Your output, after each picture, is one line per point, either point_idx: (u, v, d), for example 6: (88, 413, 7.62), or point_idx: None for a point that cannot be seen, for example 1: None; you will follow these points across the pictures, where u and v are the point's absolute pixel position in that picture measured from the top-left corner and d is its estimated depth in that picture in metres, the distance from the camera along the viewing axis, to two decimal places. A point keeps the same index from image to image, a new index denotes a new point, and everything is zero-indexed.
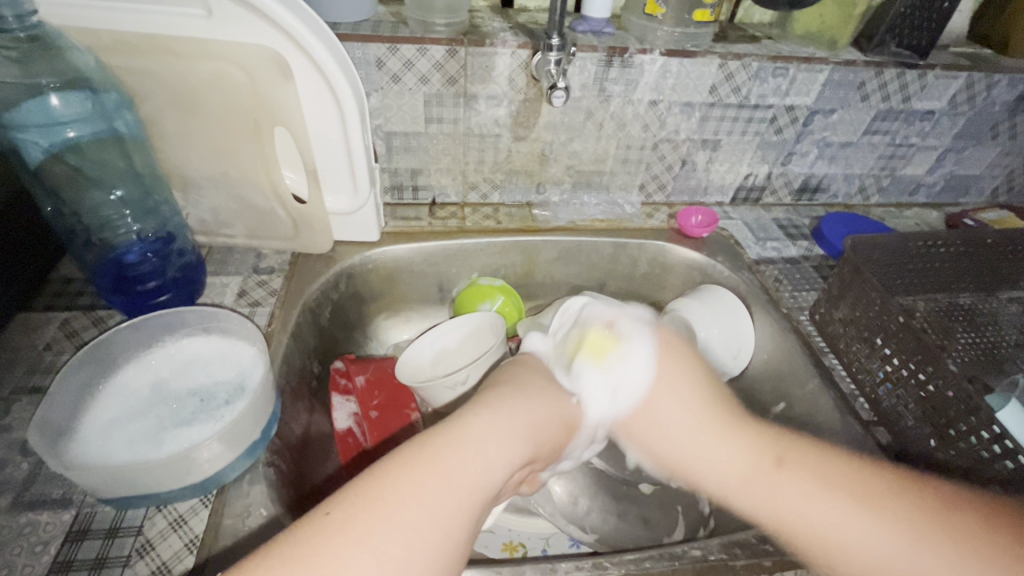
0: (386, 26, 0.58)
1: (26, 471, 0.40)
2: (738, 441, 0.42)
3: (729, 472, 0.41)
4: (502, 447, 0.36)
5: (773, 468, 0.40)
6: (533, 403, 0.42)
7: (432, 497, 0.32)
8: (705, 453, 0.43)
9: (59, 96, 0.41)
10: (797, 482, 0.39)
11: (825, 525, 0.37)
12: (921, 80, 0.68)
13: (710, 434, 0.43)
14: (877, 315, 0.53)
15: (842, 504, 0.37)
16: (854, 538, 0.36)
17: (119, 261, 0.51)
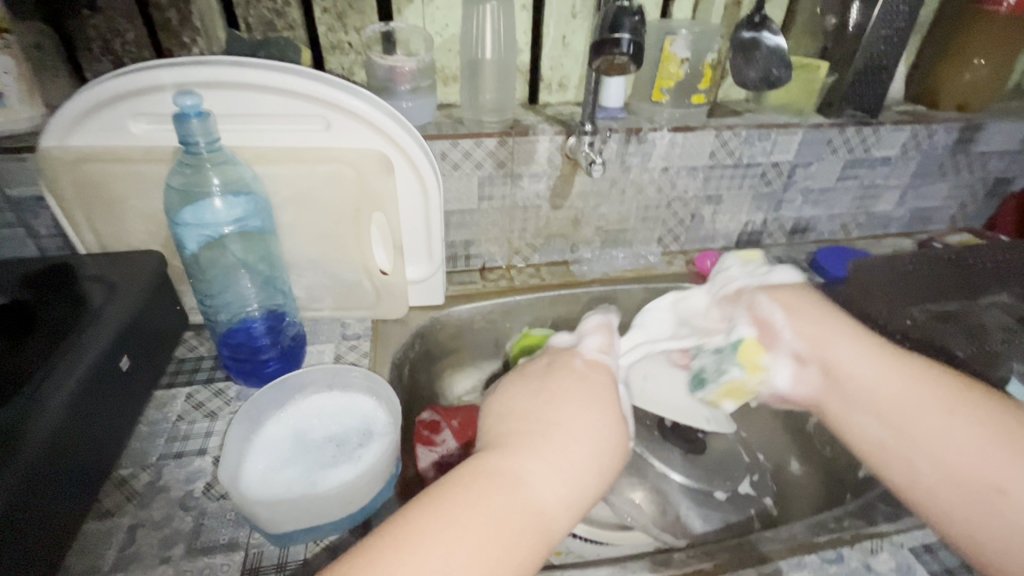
0: (446, 126, 0.71)
1: (191, 523, 0.45)
2: (886, 363, 0.44)
3: (856, 383, 0.44)
4: (546, 479, 0.35)
5: (893, 376, 0.43)
6: (582, 442, 0.38)
7: (514, 502, 0.34)
8: (834, 352, 0.45)
9: (224, 201, 0.51)
10: (917, 384, 0.42)
11: (932, 426, 0.40)
12: (876, 134, 0.83)
13: (868, 351, 0.45)
14: (891, 323, 0.66)
15: (956, 416, 0.39)
16: (968, 447, 0.38)
17: (244, 334, 0.57)
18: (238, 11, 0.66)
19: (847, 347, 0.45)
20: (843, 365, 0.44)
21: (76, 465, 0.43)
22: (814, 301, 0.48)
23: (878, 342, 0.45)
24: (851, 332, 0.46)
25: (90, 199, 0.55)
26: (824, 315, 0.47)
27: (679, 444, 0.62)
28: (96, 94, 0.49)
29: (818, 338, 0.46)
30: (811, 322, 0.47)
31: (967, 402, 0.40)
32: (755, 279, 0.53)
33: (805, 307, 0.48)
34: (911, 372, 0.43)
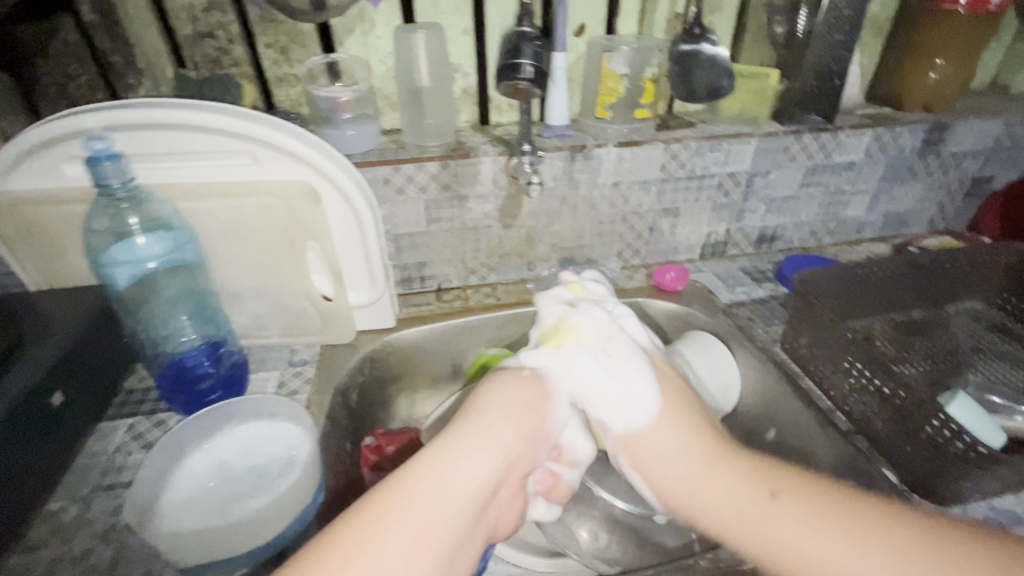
0: (389, 151, 0.71)
1: (109, 556, 0.46)
2: (733, 474, 0.46)
3: (725, 521, 0.45)
4: (486, 456, 0.42)
5: (739, 482, 0.46)
6: (509, 420, 0.45)
7: (461, 482, 0.40)
8: (704, 502, 0.46)
9: (145, 238, 0.55)
10: (795, 516, 0.43)
11: (802, 551, 0.41)
12: (835, 139, 0.81)
13: (703, 463, 0.47)
14: (832, 334, 0.62)
15: (835, 539, 0.41)
16: (830, 559, 0.40)
17: (179, 365, 0.60)
18: (184, 50, 0.68)
19: (716, 483, 0.46)
20: (711, 506, 0.46)
21: (7, 500, 0.45)
22: (675, 412, 0.51)
23: (740, 466, 0.47)
24: (691, 438, 0.49)
25: (32, 238, 0.57)
26: (684, 434, 0.49)
27: (623, 465, 0.62)
28: (22, 142, 0.51)
29: (683, 497, 0.48)
30: (677, 459, 0.48)
31: (830, 513, 0.42)
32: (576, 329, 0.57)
33: (669, 427, 0.50)
34: (785, 498, 0.44)
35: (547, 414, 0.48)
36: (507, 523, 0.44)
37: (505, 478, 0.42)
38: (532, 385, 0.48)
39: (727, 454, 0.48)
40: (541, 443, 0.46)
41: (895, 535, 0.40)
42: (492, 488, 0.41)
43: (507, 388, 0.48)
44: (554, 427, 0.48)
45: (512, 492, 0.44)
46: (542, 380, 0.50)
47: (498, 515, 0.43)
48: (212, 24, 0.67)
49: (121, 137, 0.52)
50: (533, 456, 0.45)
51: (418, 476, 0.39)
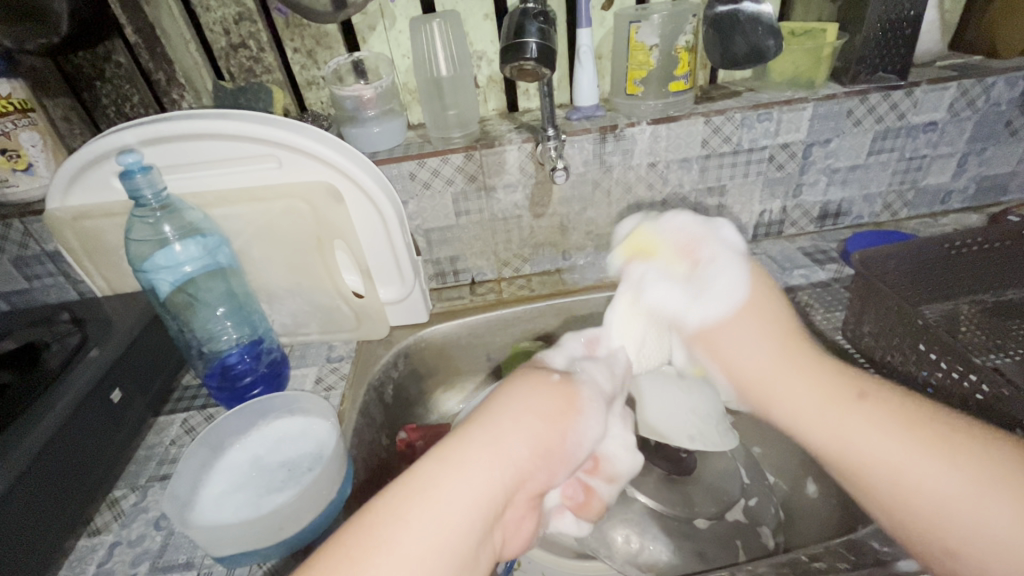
0: (415, 146, 0.71)
1: (159, 542, 0.50)
2: (813, 376, 0.40)
3: (803, 414, 0.39)
4: (480, 485, 0.35)
5: (790, 364, 0.40)
6: (518, 427, 0.38)
7: (445, 516, 0.34)
8: (777, 393, 0.40)
9: (180, 244, 0.58)
10: (869, 418, 0.38)
11: (888, 457, 0.37)
12: (909, 97, 0.71)
13: (785, 360, 0.40)
14: (898, 322, 0.55)
15: (899, 442, 0.37)
16: (919, 470, 0.36)
17: (223, 363, 0.63)
18: (220, 62, 0.71)
19: (796, 384, 0.40)
20: (793, 407, 0.39)
21: (85, 487, 0.50)
22: (752, 320, 0.42)
23: (822, 367, 0.40)
24: (766, 333, 0.41)
25: (92, 249, 0.63)
26: (760, 336, 0.41)
27: (662, 464, 0.60)
28: (75, 162, 0.56)
29: (756, 378, 0.41)
30: (761, 360, 0.40)
31: (872, 390, 0.39)
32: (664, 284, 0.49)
33: (754, 328, 0.41)
34: (873, 404, 0.38)
35: (573, 426, 0.40)
36: (519, 541, 0.40)
37: (512, 496, 0.37)
38: (556, 390, 0.41)
39: (812, 358, 0.41)
40: (564, 463, 0.39)
41: (906, 413, 0.38)
42: (492, 510, 0.35)
43: (523, 395, 0.40)
44: (584, 441, 0.40)
45: (522, 509, 0.39)
46: (572, 387, 0.42)
47: (505, 534, 0.38)
48: (243, 35, 0.69)
49: (159, 149, 0.56)
50: (550, 473, 0.39)
51: (412, 504, 0.34)
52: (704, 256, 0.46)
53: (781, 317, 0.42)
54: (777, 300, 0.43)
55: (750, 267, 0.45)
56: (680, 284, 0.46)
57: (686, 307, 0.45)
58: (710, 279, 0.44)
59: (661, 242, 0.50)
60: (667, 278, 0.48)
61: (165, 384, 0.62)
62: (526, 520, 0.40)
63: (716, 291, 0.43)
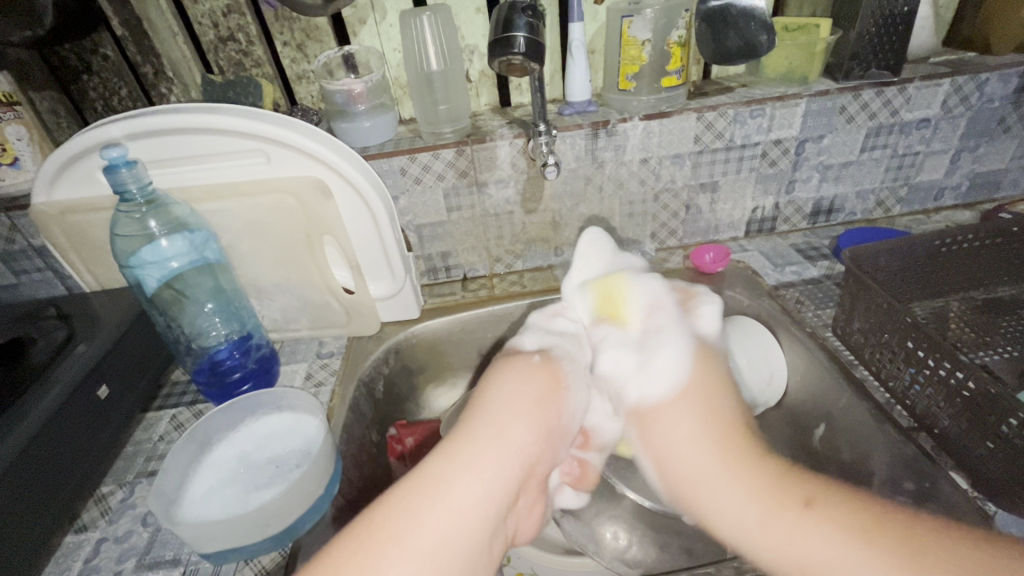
0: (406, 141, 0.71)
1: (146, 539, 0.49)
2: (750, 477, 0.42)
3: (746, 528, 0.41)
4: (489, 479, 0.36)
5: (721, 472, 0.42)
6: (514, 419, 0.39)
7: (455, 509, 0.34)
8: (716, 491, 0.42)
9: (167, 240, 0.58)
10: (819, 536, 0.38)
11: (832, 570, 0.37)
12: (903, 94, 0.71)
13: (726, 465, 0.42)
14: (887, 319, 0.55)
15: (846, 552, 0.37)
16: (843, 565, 0.37)
17: (212, 359, 0.63)
18: (210, 56, 0.71)
19: (721, 488, 0.42)
20: (728, 511, 0.41)
21: (71, 484, 0.49)
22: (689, 406, 0.46)
23: (762, 471, 0.42)
24: (703, 436, 0.44)
25: (79, 244, 0.62)
26: (693, 421, 0.45)
27: None
28: (60, 156, 0.55)
29: (694, 485, 0.43)
30: (697, 472, 0.43)
31: (815, 492, 0.40)
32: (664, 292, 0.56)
33: (684, 409, 0.46)
34: (819, 518, 0.39)
35: (563, 405, 0.42)
36: (530, 528, 0.41)
37: (523, 484, 0.38)
38: (544, 374, 0.43)
39: (748, 451, 0.43)
40: (560, 439, 0.42)
41: (842, 519, 0.38)
42: (504, 498, 0.36)
43: (513, 381, 0.42)
44: (573, 416, 0.43)
45: (532, 498, 0.40)
46: (551, 367, 0.45)
47: (517, 522, 0.39)
48: (232, 28, 0.68)
49: (145, 143, 0.56)
50: (551, 453, 0.41)
51: (421, 499, 0.34)
52: (658, 326, 0.53)
53: (722, 416, 0.45)
54: (721, 390, 0.47)
55: (694, 358, 0.50)
56: (633, 348, 0.52)
57: (631, 380, 0.50)
58: (659, 341, 0.51)
59: (630, 301, 0.55)
60: (653, 279, 0.57)
61: (153, 380, 0.62)
62: (533, 510, 0.41)
63: (659, 367, 0.49)
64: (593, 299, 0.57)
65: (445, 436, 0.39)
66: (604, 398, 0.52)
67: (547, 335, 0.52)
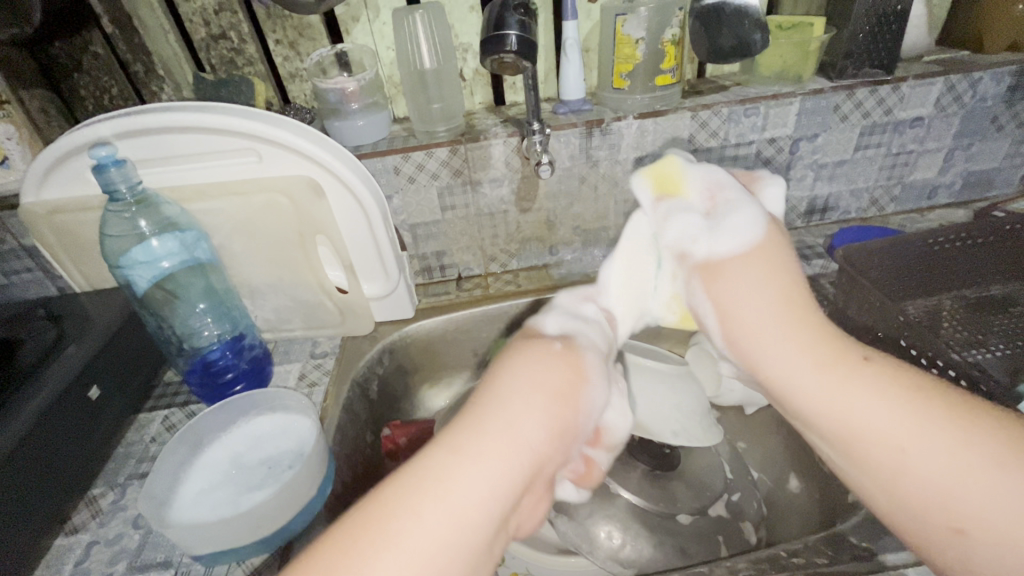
0: (399, 140, 0.70)
1: (137, 541, 0.49)
2: (811, 330, 0.41)
3: (801, 383, 0.40)
4: (496, 477, 0.34)
5: (795, 338, 0.41)
6: (528, 411, 0.37)
7: (459, 509, 0.32)
8: (774, 342, 0.41)
9: (157, 240, 0.57)
10: (872, 381, 0.39)
11: (855, 405, 0.38)
12: (896, 92, 0.71)
13: (782, 322, 0.41)
14: (880, 317, 0.55)
15: (899, 410, 0.38)
16: (881, 425, 0.38)
17: (204, 359, 0.62)
18: (202, 54, 0.70)
19: (787, 339, 0.41)
20: (785, 368, 0.41)
21: (60, 486, 0.49)
22: (757, 267, 0.44)
23: (822, 334, 0.41)
24: (785, 320, 0.41)
25: (69, 244, 0.62)
26: (761, 278, 0.43)
27: (646, 461, 0.60)
28: (49, 155, 0.55)
29: (756, 332, 0.42)
30: (759, 318, 0.42)
31: (880, 355, 0.40)
32: (703, 223, 0.48)
33: (750, 269, 0.44)
34: (878, 368, 0.39)
35: (584, 399, 0.40)
36: (531, 524, 0.39)
37: (531, 482, 0.36)
38: (562, 362, 0.41)
39: (807, 314, 0.42)
40: (574, 437, 0.39)
41: (896, 387, 0.38)
42: (511, 498, 0.34)
43: (532, 368, 0.39)
44: (590, 413, 0.41)
45: (538, 496, 0.38)
46: (574, 355, 0.42)
47: (519, 519, 0.38)
48: (224, 25, 0.68)
49: (136, 142, 0.55)
50: (562, 453, 0.39)
51: (422, 496, 0.32)
52: (722, 200, 0.49)
53: (782, 278, 0.43)
54: (790, 254, 0.45)
55: (769, 220, 0.47)
56: (699, 215, 0.49)
57: (699, 240, 0.48)
58: (726, 217, 0.47)
59: (686, 183, 0.52)
60: (686, 210, 0.50)
61: (144, 381, 0.61)
62: (537, 505, 0.39)
63: (733, 228, 0.46)
64: (649, 184, 0.53)
65: (450, 427, 0.36)
66: (664, 255, 0.51)
67: (572, 319, 0.48)
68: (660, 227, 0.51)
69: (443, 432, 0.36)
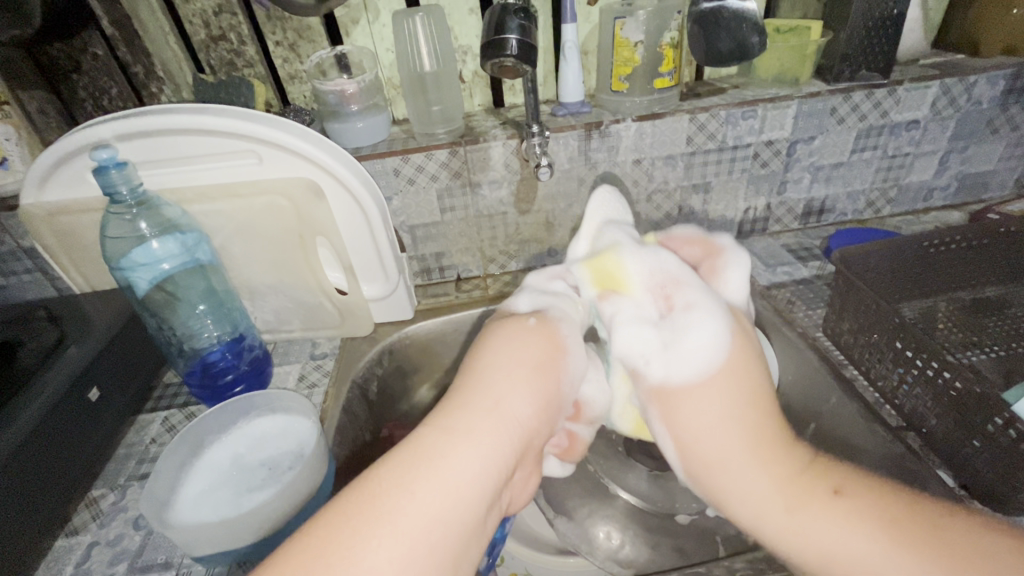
0: (399, 142, 0.71)
1: (138, 542, 0.49)
2: (777, 469, 0.39)
3: (762, 511, 0.39)
4: (486, 452, 0.35)
5: (759, 467, 0.39)
6: (512, 388, 0.39)
7: (454, 483, 0.34)
8: (736, 474, 0.39)
9: (158, 241, 0.57)
10: (831, 522, 0.37)
11: (833, 548, 0.37)
12: (892, 96, 0.71)
13: (744, 454, 0.39)
14: (876, 319, 0.56)
15: (863, 539, 0.36)
16: (862, 554, 0.36)
17: (204, 360, 0.62)
18: (201, 55, 0.71)
19: (754, 473, 0.39)
20: (744, 492, 0.39)
21: (61, 487, 0.49)
22: (722, 402, 0.40)
23: (791, 464, 0.39)
24: (750, 451, 0.39)
25: (70, 246, 0.62)
26: (727, 412, 0.40)
27: (645, 461, 0.61)
28: (48, 157, 0.55)
29: (712, 464, 0.40)
30: (722, 441, 0.39)
31: (849, 486, 0.38)
32: (659, 354, 0.44)
33: (724, 426, 0.40)
34: (844, 506, 0.37)
35: (560, 373, 0.42)
36: (522, 500, 0.41)
37: (520, 455, 0.38)
38: (538, 338, 0.43)
39: (775, 434, 0.40)
40: (557, 409, 0.42)
41: (852, 505, 0.37)
42: (503, 471, 0.36)
43: (510, 345, 0.42)
44: (570, 383, 0.44)
45: (527, 469, 0.40)
46: (549, 329, 0.45)
47: (511, 495, 0.39)
48: (224, 27, 0.68)
49: (136, 143, 0.55)
50: (547, 426, 0.41)
51: (417, 474, 0.33)
52: (680, 302, 0.46)
53: (751, 413, 0.40)
54: (754, 360, 0.43)
55: (729, 313, 0.45)
56: (655, 323, 0.47)
57: (651, 359, 0.45)
58: (683, 321, 0.44)
59: (628, 276, 0.50)
60: (638, 319, 0.47)
61: (143, 382, 0.61)
62: (525, 479, 0.41)
63: (690, 341, 0.43)
64: (591, 279, 0.52)
65: (436, 409, 0.38)
66: (616, 362, 0.49)
67: (541, 294, 0.51)
68: (613, 339, 0.48)
69: (434, 414, 0.37)
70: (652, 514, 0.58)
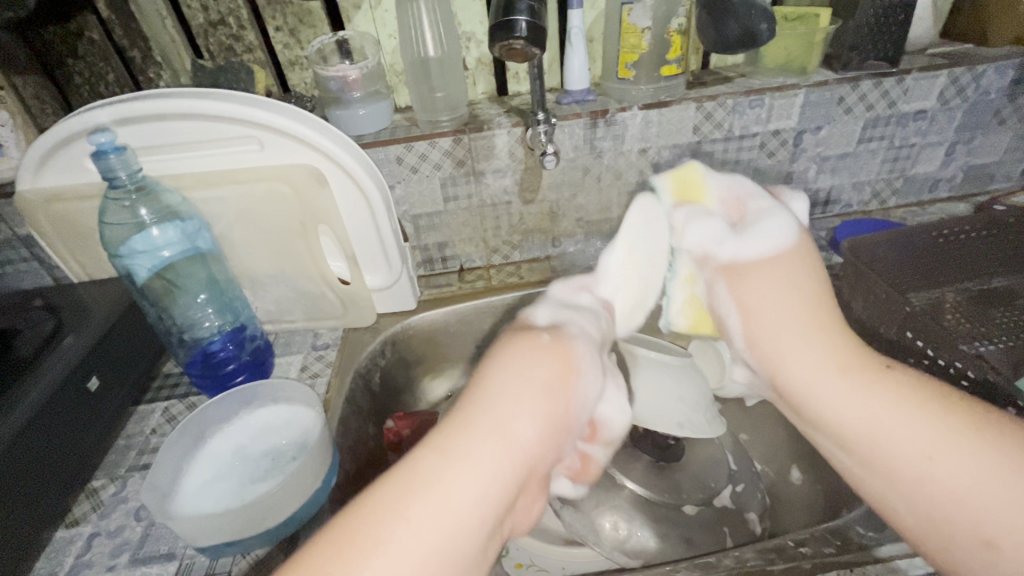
0: (402, 130, 0.70)
1: (139, 533, 0.49)
2: (839, 345, 0.43)
3: (847, 413, 0.41)
4: (485, 480, 0.35)
5: (840, 381, 0.42)
6: (519, 408, 0.38)
7: (451, 513, 0.33)
8: (817, 374, 0.43)
9: (158, 229, 0.56)
10: (889, 396, 0.41)
11: (878, 427, 0.40)
12: (901, 85, 0.71)
13: (818, 340, 0.44)
14: (885, 309, 0.55)
15: (898, 414, 0.40)
16: (897, 430, 0.40)
17: (204, 350, 0.62)
18: (200, 41, 0.69)
19: (805, 352, 0.44)
20: (807, 378, 0.43)
21: (61, 477, 0.48)
22: (783, 286, 0.46)
23: (846, 343, 0.44)
24: (825, 347, 0.44)
25: (67, 234, 0.61)
26: (787, 303, 0.46)
27: (649, 450, 0.60)
28: (45, 142, 0.54)
29: (784, 350, 0.45)
30: (783, 324, 0.45)
31: (920, 390, 0.40)
32: (742, 231, 0.51)
33: (804, 339, 0.44)
34: (900, 379, 0.41)
35: (571, 396, 0.41)
36: (527, 523, 0.41)
37: (524, 480, 0.38)
38: (549, 360, 0.41)
39: (840, 327, 0.45)
40: (565, 432, 0.41)
41: (905, 390, 0.41)
42: (506, 495, 0.36)
43: (515, 364, 0.41)
44: (581, 403, 0.42)
45: (533, 494, 0.40)
46: (563, 346, 0.43)
47: (515, 519, 0.39)
48: (222, 11, 0.66)
49: (136, 128, 0.54)
50: (555, 448, 0.40)
51: (411, 499, 0.33)
52: (752, 210, 0.52)
53: (833, 342, 0.44)
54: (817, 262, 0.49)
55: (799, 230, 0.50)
56: (725, 223, 0.52)
57: (724, 243, 0.51)
58: (758, 223, 0.50)
59: (708, 189, 0.55)
60: (708, 215, 0.53)
61: (143, 373, 0.60)
62: (532, 500, 0.40)
63: (763, 232, 0.50)
64: (671, 188, 0.55)
65: (440, 426, 0.38)
66: (682, 259, 0.54)
67: (560, 310, 0.50)
68: (682, 236, 0.53)
69: (432, 433, 0.37)
70: (659, 505, 0.58)
